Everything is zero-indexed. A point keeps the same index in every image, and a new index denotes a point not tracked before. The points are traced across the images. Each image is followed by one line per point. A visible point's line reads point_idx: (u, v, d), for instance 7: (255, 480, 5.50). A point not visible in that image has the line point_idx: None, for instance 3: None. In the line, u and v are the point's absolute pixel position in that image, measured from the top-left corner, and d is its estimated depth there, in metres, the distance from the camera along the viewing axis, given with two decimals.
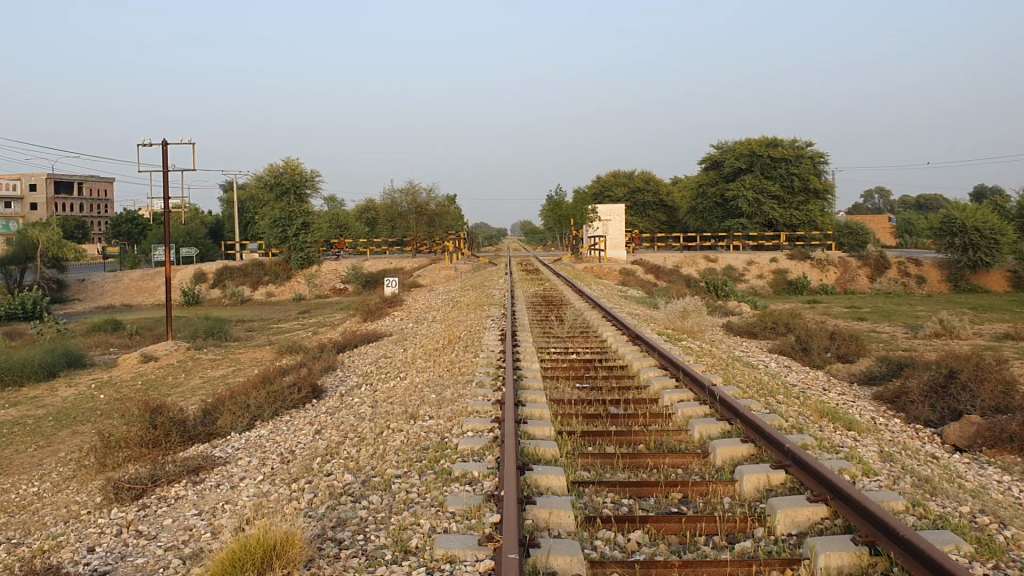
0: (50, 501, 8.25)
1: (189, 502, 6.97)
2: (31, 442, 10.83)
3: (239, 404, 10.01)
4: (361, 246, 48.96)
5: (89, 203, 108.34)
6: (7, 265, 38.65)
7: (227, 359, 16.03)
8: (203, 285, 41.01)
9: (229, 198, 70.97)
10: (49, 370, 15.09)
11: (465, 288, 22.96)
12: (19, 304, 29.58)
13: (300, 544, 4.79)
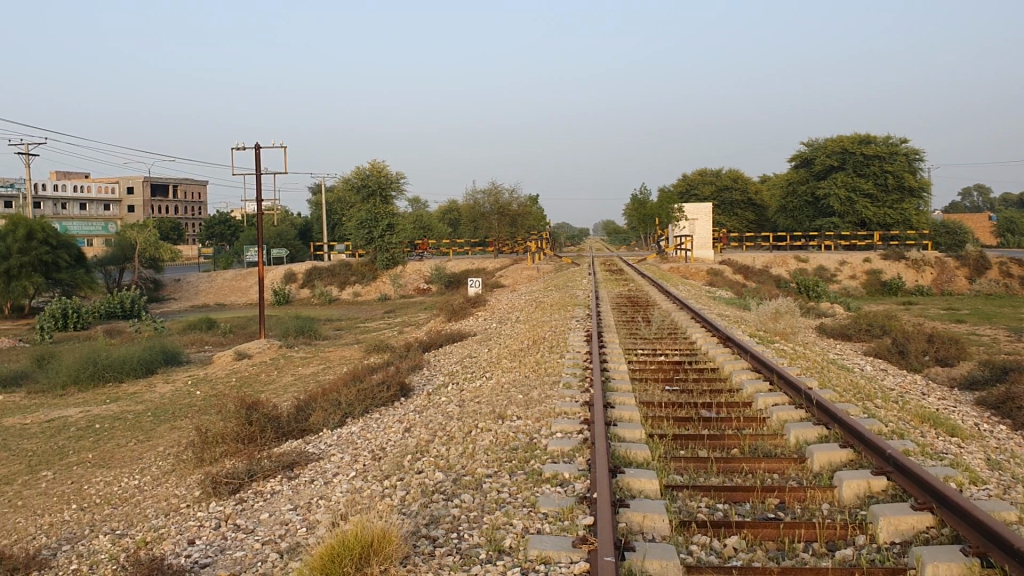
0: (151, 494, 8.53)
1: (284, 497, 7.11)
2: (133, 436, 11.22)
3: (331, 402, 10.17)
4: (445, 247, 49.43)
5: (185, 206, 111.97)
6: (107, 265, 40.17)
7: (317, 357, 16.32)
8: (293, 284, 42.09)
9: (317, 200, 72.45)
10: (148, 367, 15.63)
11: (549, 288, 22.97)
12: (118, 303, 30.64)
13: (396, 541, 4.84)
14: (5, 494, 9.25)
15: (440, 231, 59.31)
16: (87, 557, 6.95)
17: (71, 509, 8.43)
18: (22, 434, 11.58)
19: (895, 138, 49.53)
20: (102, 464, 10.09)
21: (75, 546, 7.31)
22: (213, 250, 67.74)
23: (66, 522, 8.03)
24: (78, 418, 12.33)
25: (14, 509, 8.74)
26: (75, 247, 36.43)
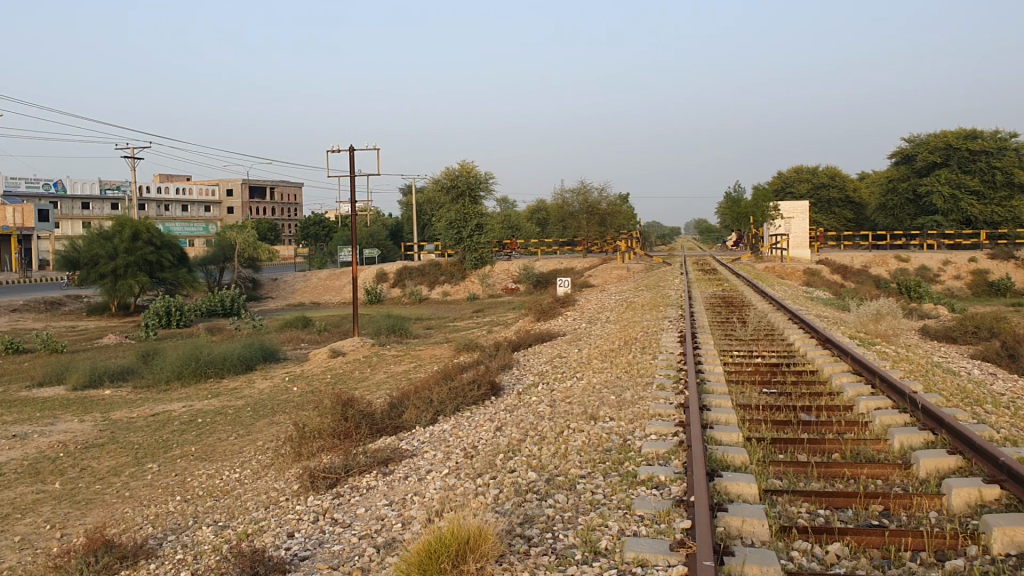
0: (252, 487, 8.77)
1: (380, 493, 7.20)
2: (233, 430, 11.57)
3: (423, 399, 10.26)
4: (534, 246, 49.54)
5: (281, 207, 114.96)
6: (207, 265, 41.50)
7: (408, 356, 16.51)
8: (385, 284, 42.81)
9: (409, 201, 73.48)
10: (246, 364, 16.06)
11: (640, 288, 22.70)
12: (219, 301, 31.60)
13: (492, 539, 4.85)
14: (114, 485, 9.62)
15: (529, 231, 59.38)
16: (191, 547, 7.18)
17: (176, 500, 8.73)
18: (129, 428, 12.03)
19: (1004, 133, 47.58)
20: (204, 457, 10.41)
21: (180, 536, 7.56)
22: (308, 250, 69.28)
23: (171, 512, 8.31)
24: (181, 413, 12.75)
25: (123, 499, 9.09)
26: (178, 247, 37.68)
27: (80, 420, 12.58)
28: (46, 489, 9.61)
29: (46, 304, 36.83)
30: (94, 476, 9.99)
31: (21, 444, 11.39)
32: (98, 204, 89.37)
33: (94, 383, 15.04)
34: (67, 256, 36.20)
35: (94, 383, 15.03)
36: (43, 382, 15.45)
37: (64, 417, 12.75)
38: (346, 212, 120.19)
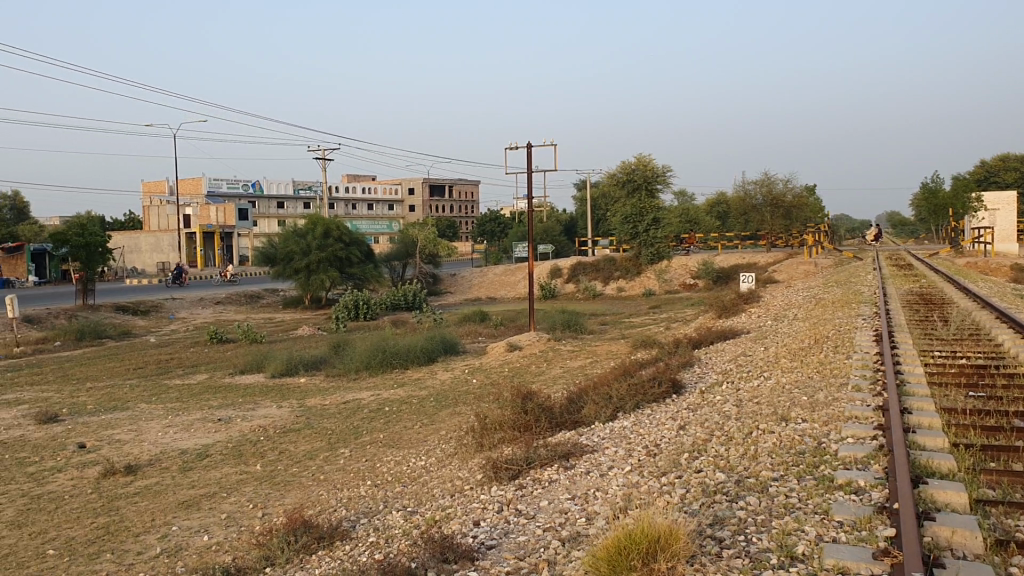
0: (437, 475, 9.01)
1: (562, 486, 7.23)
2: (418, 419, 11.95)
3: (603, 395, 10.21)
4: (713, 241, 48.56)
5: (460, 205, 118.18)
6: (391, 261, 43.12)
7: (585, 351, 16.50)
8: (559, 279, 43.12)
9: (584, 197, 73.71)
10: (429, 356, 16.56)
11: (829, 285, 21.42)
12: (402, 295, 32.81)
13: (684, 538, 4.75)
14: (309, 468, 10.14)
15: (707, 225, 58.20)
16: (382, 530, 7.46)
17: (366, 485, 9.09)
18: (322, 414, 12.66)
19: None
20: (391, 444, 10.79)
21: (372, 520, 7.87)
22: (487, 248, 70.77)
23: (363, 496, 8.65)
24: (370, 401, 13.30)
25: (318, 482, 9.55)
26: (365, 244, 39.19)
27: (279, 405, 13.36)
28: (249, 470, 10.24)
29: (246, 297, 39.36)
30: (292, 459, 10.56)
31: (226, 428, 12.18)
32: (292, 203, 94.72)
33: (291, 372, 15.93)
34: (264, 252, 38.53)
35: (290, 371, 15.93)
36: (245, 370, 16.50)
37: (264, 403, 13.57)
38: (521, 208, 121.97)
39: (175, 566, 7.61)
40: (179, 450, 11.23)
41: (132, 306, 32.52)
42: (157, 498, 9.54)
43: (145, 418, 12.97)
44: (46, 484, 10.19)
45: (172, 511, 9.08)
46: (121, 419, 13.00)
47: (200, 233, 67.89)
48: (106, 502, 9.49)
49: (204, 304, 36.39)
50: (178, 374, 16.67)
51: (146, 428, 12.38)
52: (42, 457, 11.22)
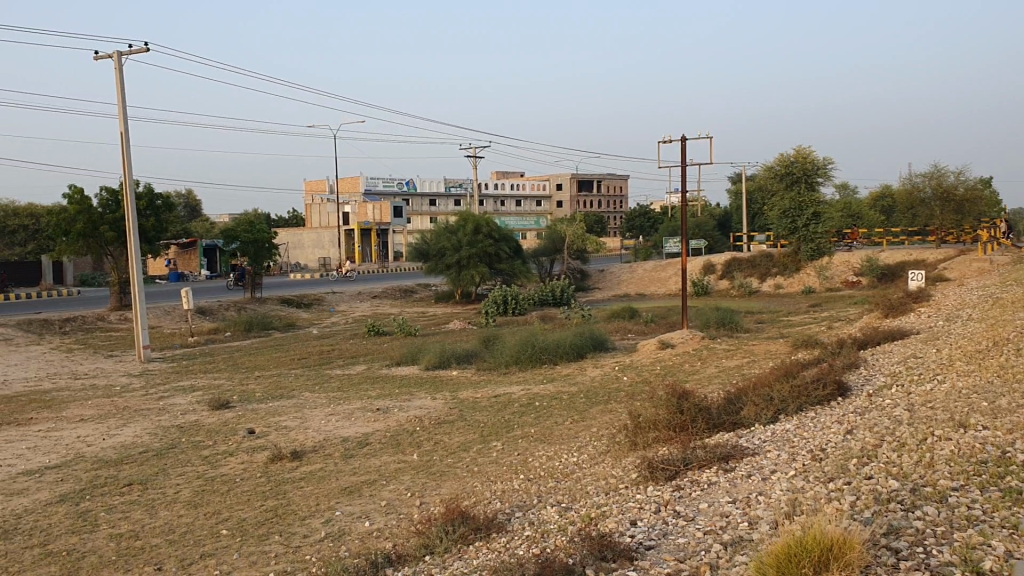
0: (591, 472, 8.99)
1: (723, 489, 7.07)
2: (570, 415, 11.96)
3: (763, 396, 9.90)
4: (876, 236, 46.47)
5: (609, 200, 117.79)
6: (540, 256, 43.38)
7: (742, 350, 16.09)
8: (712, 276, 42.42)
9: (738, 191, 72.01)
10: (579, 352, 16.54)
11: (1008, 283, 20.10)
12: (550, 291, 32.99)
13: (858, 548, 4.56)
14: (464, 459, 10.31)
15: (872, 220, 55.70)
16: (538, 525, 7.50)
17: (519, 479, 9.15)
18: (475, 407, 12.86)
19: None
20: (542, 439, 10.84)
21: (527, 514, 7.92)
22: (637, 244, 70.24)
23: (517, 490, 8.72)
24: (520, 396, 13.42)
25: (472, 473, 9.70)
26: (514, 240, 39.37)
27: (432, 398, 13.66)
28: (406, 460, 10.50)
29: (400, 291, 40.54)
30: (446, 450, 10.76)
31: (384, 418, 12.55)
32: (443, 200, 96.79)
33: (443, 365, 16.26)
34: (418, 248, 39.52)
35: (443, 364, 16.28)
36: (400, 362, 16.99)
37: (418, 395, 13.91)
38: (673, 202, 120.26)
39: (337, 550, 7.89)
40: (341, 437, 11.65)
41: (295, 300, 34.05)
42: (321, 483, 9.93)
43: (309, 407, 13.54)
44: (219, 467, 10.80)
45: (335, 496, 9.44)
46: (286, 407, 13.62)
47: (357, 230, 70.45)
48: (274, 486, 9.96)
49: (361, 298, 37.72)
50: (338, 364, 17.33)
51: (310, 416, 12.92)
52: (216, 441, 11.89)
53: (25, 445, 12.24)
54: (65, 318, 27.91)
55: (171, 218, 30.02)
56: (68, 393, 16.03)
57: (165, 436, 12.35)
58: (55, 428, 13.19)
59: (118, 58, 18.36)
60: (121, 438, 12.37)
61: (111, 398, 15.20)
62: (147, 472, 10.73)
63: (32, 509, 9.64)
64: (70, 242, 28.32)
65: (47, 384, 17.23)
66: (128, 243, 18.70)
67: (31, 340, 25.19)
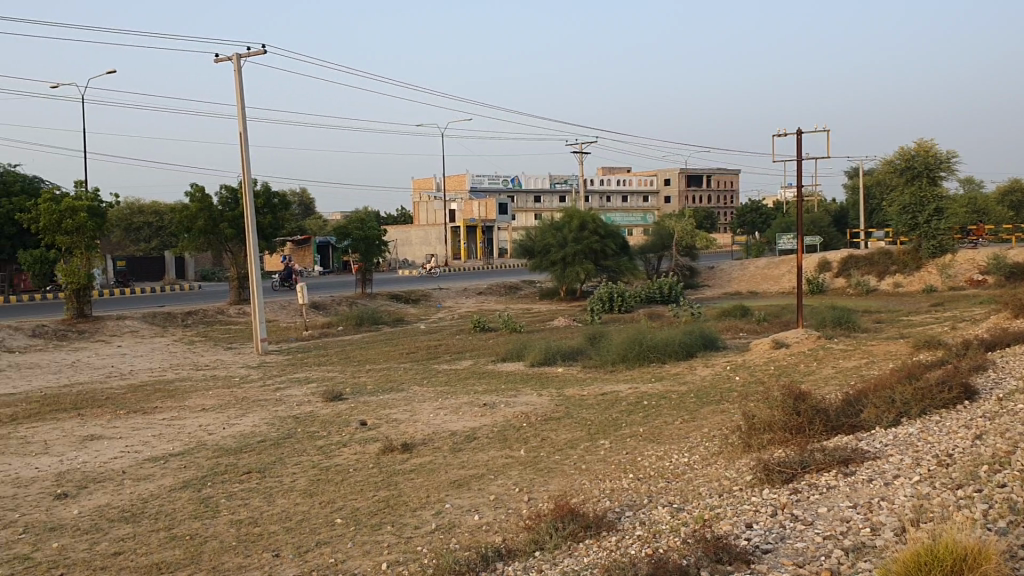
0: (703, 473, 8.84)
1: (842, 493, 6.85)
2: (679, 415, 11.79)
3: (885, 397, 9.55)
4: (1004, 233, 44.35)
5: (718, 195, 115.91)
6: (647, 253, 42.96)
7: (860, 350, 15.57)
8: (828, 274, 41.35)
9: (855, 185, 69.83)
10: (688, 350, 16.29)
11: None
12: (657, 288, 32.66)
13: (994, 559, 4.35)
14: (571, 457, 10.28)
15: (1000, 215, 53.23)
16: (649, 525, 7.43)
17: (628, 478, 9.06)
18: (583, 405, 12.81)
19: None
20: (652, 439, 10.72)
21: (637, 513, 7.85)
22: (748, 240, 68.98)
23: (626, 489, 8.64)
24: (628, 394, 13.31)
25: (580, 471, 9.67)
26: (620, 236, 39.06)
27: (539, 394, 13.70)
28: (514, 455, 10.54)
29: (505, 288, 40.80)
30: (553, 447, 10.75)
31: (491, 413, 12.63)
32: (549, 197, 96.94)
33: (549, 362, 16.29)
34: (523, 244, 39.68)
35: (549, 361, 16.30)
36: (506, 358, 17.09)
37: (525, 391, 13.96)
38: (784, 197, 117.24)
39: (447, 543, 7.98)
40: (450, 431, 11.79)
41: (404, 296, 34.64)
42: (431, 476, 10.06)
43: (418, 400, 13.75)
44: (332, 457, 11.06)
45: (445, 489, 9.55)
46: (396, 400, 13.86)
47: (463, 227, 71.28)
48: (385, 477, 10.14)
49: (468, 294, 38.12)
50: (446, 359, 17.55)
51: (419, 409, 13.11)
52: (329, 432, 12.20)
53: (151, 433, 12.81)
54: (187, 311, 29.12)
55: (286, 215, 30.95)
56: (191, 383, 16.71)
57: (282, 426, 12.74)
58: (179, 416, 13.77)
59: (237, 60, 19.00)
60: (239, 427, 12.81)
61: (231, 389, 15.77)
62: (265, 461, 11.08)
63: (158, 494, 10.08)
64: (192, 239, 29.51)
65: (171, 375, 18.00)
66: (246, 240, 19.33)
67: (155, 333, 26.37)
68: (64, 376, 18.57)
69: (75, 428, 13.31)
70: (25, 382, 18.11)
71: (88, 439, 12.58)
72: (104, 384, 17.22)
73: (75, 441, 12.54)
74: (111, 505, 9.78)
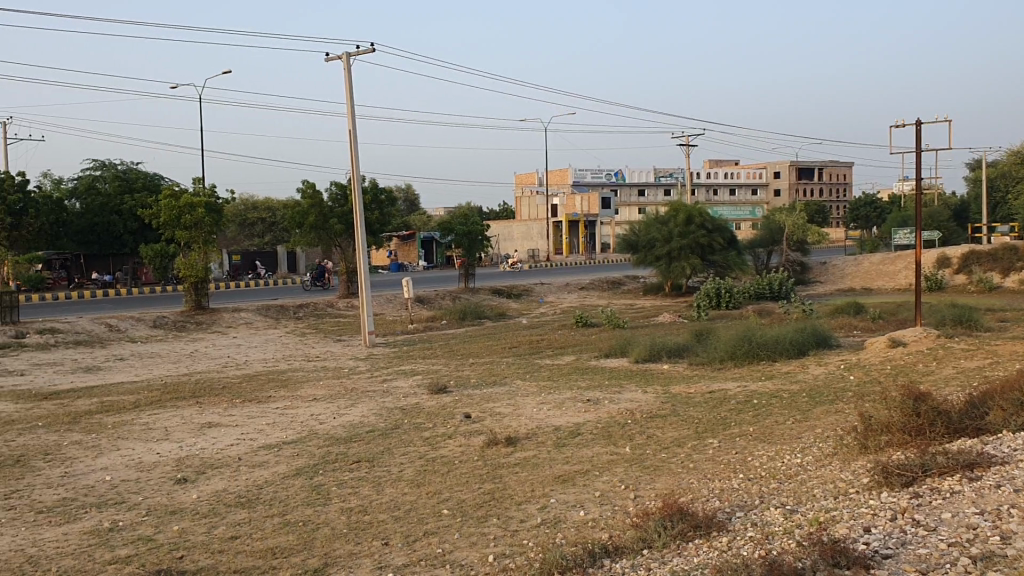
0: (817, 474, 8.61)
1: (967, 499, 6.57)
2: (790, 415, 11.51)
3: (1013, 400, 9.11)
4: None
5: (830, 188, 112.72)
6: (755, 248, 42.06)
7: (983, 350, 14.89)
8: (948, 271, 39.79)
9: (978, 177, 66.87)
10: (800, 349, 15.88)
11: None
12: (767, 284, 31.97)
13: None
14: (678, 455, 10.15)
15: None
16: (761, 526, 7.29)
17: (738, 478, 8.89)
18: (690, 402, 12.64)
19: None
20: (762, 438, 10.49)
21: (748, 513, 7.70)
22: (862, 235, 66.82)
23: (737, 489, 8.48)
24: (737, 392, 13.06)
25: (688, 469, 9.53)
26: (729, 231, 38.01)
27: (644, 391, 13.57)
28: (619, 452, 10.47)
29: (608, 283, 40.64)
30: (660, 445, 10.63)
31: (596, 409, 12.58)
32: (654, 190, 95.97)
33: (654, 359, 16.13)
34: (627, 239, 39.40)
35: (654, 357, 16.15)
36: (610, 353, 17.00)
37: (630, 387, 13.86)
38: (901, 190, 112.89)
39: (553, 537, 7.98)
40: (554, 426, 11.78)
41: (507, 290, 34.86)
42: (536, 470, 10.08)
43: (522, 394, 13.80)
44: (439, 449, 11.21)
45: (550, 484, 9.55)
46: (500, 393, 13.94)
47: (567, 221, 71.27)
48: (491, 470, 10.21)
49: (570, 289, 38.12)
50: (550, 354, 17.58)
51: (523, 403, 13.16)
52: (435, 423, 12.36)
53: (266, 421, 13.23)
54: (298, 304, 29.99)
55: (392, 211, 31.52)
56: (302, 373, 17.21)
57: (389, 416, 12.98)
58: (291, 406, 14.18)
59: (348, 59, 19.40)
60: (349, 417, 13.11)
61: (341, 379, 16.16)
62: (373, 450, 11.30)
63: (272, 480, 10.39)
64: (303, 234, 30.38)
65: (284, 365, 18.57)
66: (355, 235, 19.73)
67: (267, 324, 27.25)
68: (183, 366, 19.38)
69: (194, 415, 13.86)
70: (147, 371, 18.97)
71: (207, 426, 13.07)
72: (221, 373, 17.89)
73: (194, 428, 13.06)
74: (227, 490, 10.13)
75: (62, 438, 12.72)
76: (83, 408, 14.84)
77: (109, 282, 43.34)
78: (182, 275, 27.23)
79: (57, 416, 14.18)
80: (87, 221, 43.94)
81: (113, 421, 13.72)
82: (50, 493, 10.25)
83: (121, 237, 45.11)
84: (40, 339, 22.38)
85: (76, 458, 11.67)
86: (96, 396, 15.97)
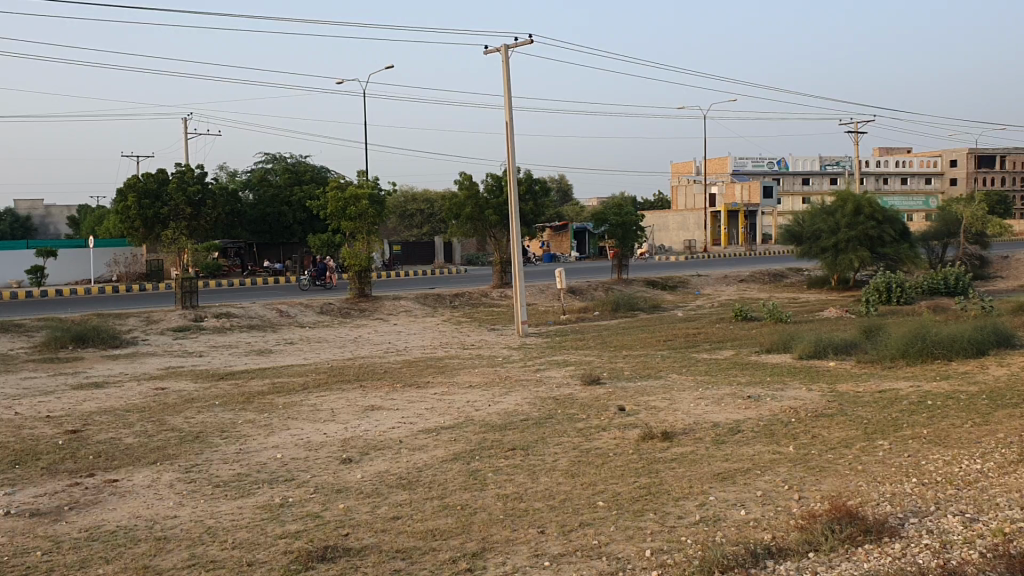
0: (1000, 481, 8.05)
1: None
2: (968, 417, 10.82)
3: None
4: None
5: (1014, 176, 105.55)
6: (929, 241, 39.89)
7: None
8: None
9: None
10: (980, 348, 14.90)
11: None
12: (942, 279, 30.27)
13: None
14: (846, 456, 9.71)
15: None
16: (937, 534, 6.93)
17: (912, 482, 8.42)
18: (857, 402, 12.08)
19: None
20: (938, 442, 9.90)
21: (923, 520, 7.29)
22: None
23: (909, 494, 8.04)
24: (909, 392, 12.39)
25: (856, 472, 9.11)
26: (900, 222, 36.31)
27: (808, 388, 13.08)
28: (781, 451, 10.13)
29: (768, 276, 39.50)
30: (826, 445, 10.20)
31: (756, 406, 12.22)
32: (818, 179, 92.55)
33: (819, 355, 15.53)
34: (789, 230, 38.14)
35: (819, 353, 15.55)
36: (772, 349, 16.48)
37: (792, 384, 13.39)
38: None
39: (712, 535, 7.80)
40: (712, 422, 11.52)
41: (662, 282, 34.43)
42: (694, 467, 9.87)
43: (678, 389, 13.56)
44: (593, 440, 11.16)
45: (709, 481, 9.34)
46: (655, 387, 13.76)
47: (725, 211, 69.85)
48: (646, 465, 10.07)
49: (727, 282, 37.25)
50: (706, 348, 17.22)
51: (680, 398, 12.93)
52: (589, 415, 12.30)
53: (424, 406, 13.55)
54: (454, 293, 30.61)
55: (547, 203, 31.67)
56: (458, 360, 17.56)
57: (544, 406, 13.03)
58: (449, 392, 14.48)
59: (507, 52, 19.56)
60: (504, 405, 13.27)
61: (495, 368, 16.38)
62: (528, 439, 11.37)
63: (431, 464, 10.63)
64: (460, 224, 31.00)
65: (441, 352, 18.97)
66: (511, 226, 19.89)
67: (426, 313, 27.93)
68: (347, 350, 20.12)
69: (357, 398, 14.37)
70: (315, 354, 19.87)
71: (369, 409, 13.51)
72: (382, 358, 18.50)
73: (358, 410, 13.52)
74: (389, 471, 10.43)
75: (237, 417, 13.44)
76: (256, 388, 15.66)
77: (279, 270, 45.18)
78: (346, 264, 28.31)
79: (233, 395, 15.03)
80: (259, 212, 46.19)
81: (283, 401, 14.41)
82: (226, 468, 10.85)
83: (290, 227, 47.10)
84: (218, 323, 23.77)
85: (250, 436, 12.30)
86: (267, 377, 16.84)
